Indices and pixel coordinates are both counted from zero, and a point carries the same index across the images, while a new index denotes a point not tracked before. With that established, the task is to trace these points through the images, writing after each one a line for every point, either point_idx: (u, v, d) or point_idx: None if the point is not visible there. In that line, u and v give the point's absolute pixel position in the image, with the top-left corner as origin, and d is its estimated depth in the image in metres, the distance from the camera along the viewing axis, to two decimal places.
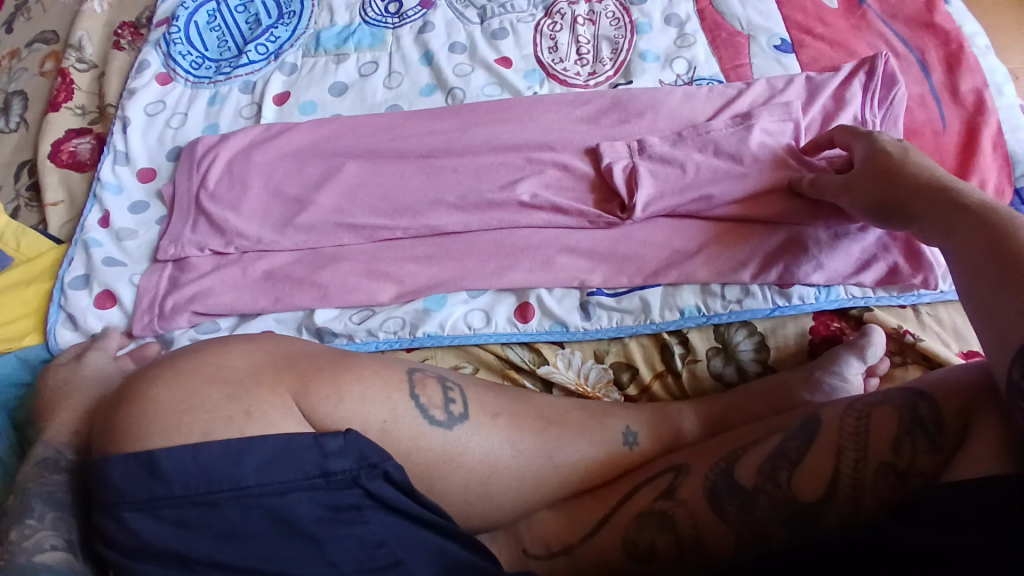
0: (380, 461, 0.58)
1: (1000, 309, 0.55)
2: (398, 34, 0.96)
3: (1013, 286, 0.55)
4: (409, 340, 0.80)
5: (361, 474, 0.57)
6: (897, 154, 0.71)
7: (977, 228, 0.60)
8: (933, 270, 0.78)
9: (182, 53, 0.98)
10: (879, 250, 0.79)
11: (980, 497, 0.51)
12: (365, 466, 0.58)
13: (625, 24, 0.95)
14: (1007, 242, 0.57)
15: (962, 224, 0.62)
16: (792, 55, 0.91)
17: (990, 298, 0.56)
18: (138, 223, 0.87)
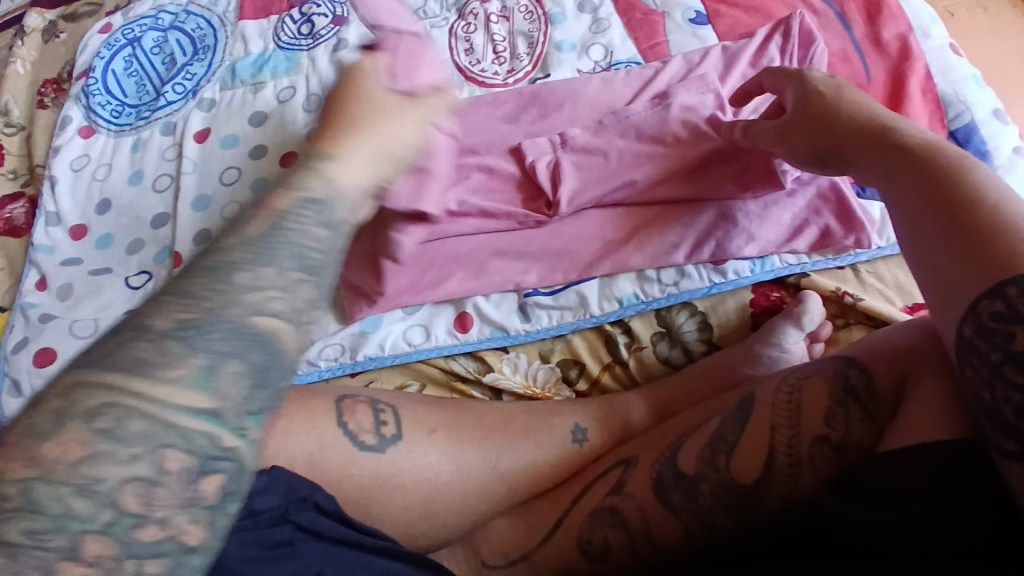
0: (308, 493, 0.59)
1: (946, 258, 0.52)
2: (313, 55, 0.95)
3: (957, 234, 0.52)
4: (351, 365, 0.79)
5: (290, 508, 0.58)
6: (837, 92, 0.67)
7: (919, 172, 0.57)
8: (865, 230, 0.77)
9: (102, 103, 0.97)
10: (810, 214, 0.78)
11: (921, 467, 0.49)
12: (294, 500, 0.58)
13: (539, 17, 0.93)
14: (949, 186, 0.54)
15: (903, 167, 0.58)
16: (708, 27, 0.90)
17: (935, 244, 0.53)
18: (72, 276, 0.87)
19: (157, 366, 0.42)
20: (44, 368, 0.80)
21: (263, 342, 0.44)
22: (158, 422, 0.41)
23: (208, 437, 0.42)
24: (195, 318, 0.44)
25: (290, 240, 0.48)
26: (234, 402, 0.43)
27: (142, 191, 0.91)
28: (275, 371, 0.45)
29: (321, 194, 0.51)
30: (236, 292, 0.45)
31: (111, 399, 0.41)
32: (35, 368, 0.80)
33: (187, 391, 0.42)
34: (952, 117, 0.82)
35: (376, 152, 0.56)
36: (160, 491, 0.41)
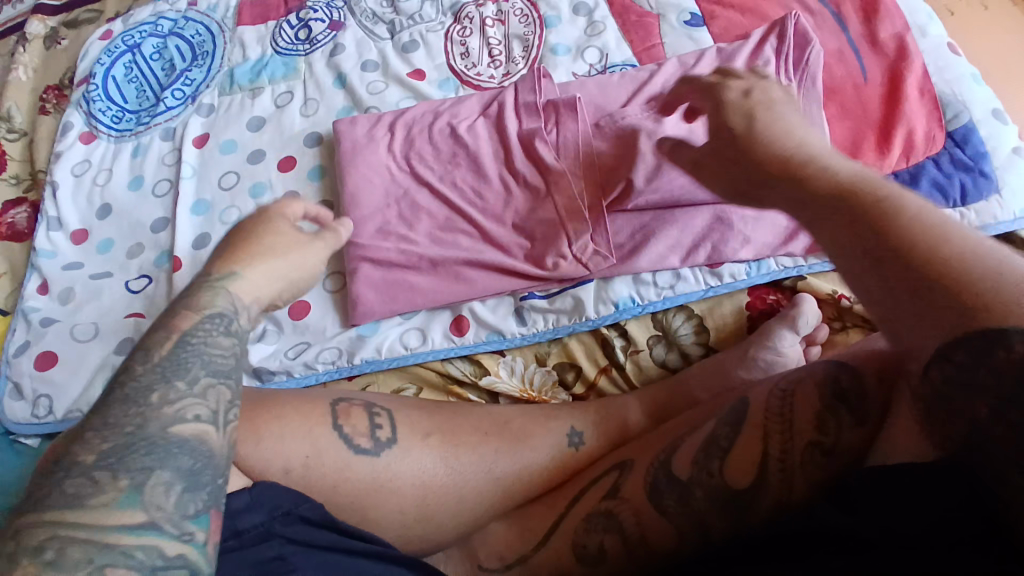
0: (293, 507, 0.58)
1: (898, 304, 0.45)
2: (310, 60, 0.96)
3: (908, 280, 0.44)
4: (348, 369, 0.80)
5: (275, 523, 0.57)
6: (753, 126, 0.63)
7: (829, 217, 0.50)
8: None
9: (103, 109, 0.98)
10: None
11: (913, 478, 0.45)
12: (278, 514, 0.57)
13: (534, 21, 0.93)
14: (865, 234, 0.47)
15: (819, 205, 0.51)
16: (704, 29, 0.89)
17: (875, 289, 0.46)
18: (72, 280, 0.87)
19: (87, 497, 0.39)
20: (46, 370, 0.81)
21: (191, 448, 0.43)
22: (97, 546, 0.38)
23: (150, 549, 0.39)
24: (113, 449, 0.41)
25: (203, 351, 0.47)
26: (167, 514, 0.41)
27: (142, 196, 0.91)
28: (207, 476, 0.43)
29: (225, 307, 0.50)
30: (152, 410, 0.43)
31: (50, 532, 0.38)
32: (37, 371, 0.81)
33: (120, 511, 0.39)
34: (950, 118, 0.80)
35: (270, 265, 0.55)
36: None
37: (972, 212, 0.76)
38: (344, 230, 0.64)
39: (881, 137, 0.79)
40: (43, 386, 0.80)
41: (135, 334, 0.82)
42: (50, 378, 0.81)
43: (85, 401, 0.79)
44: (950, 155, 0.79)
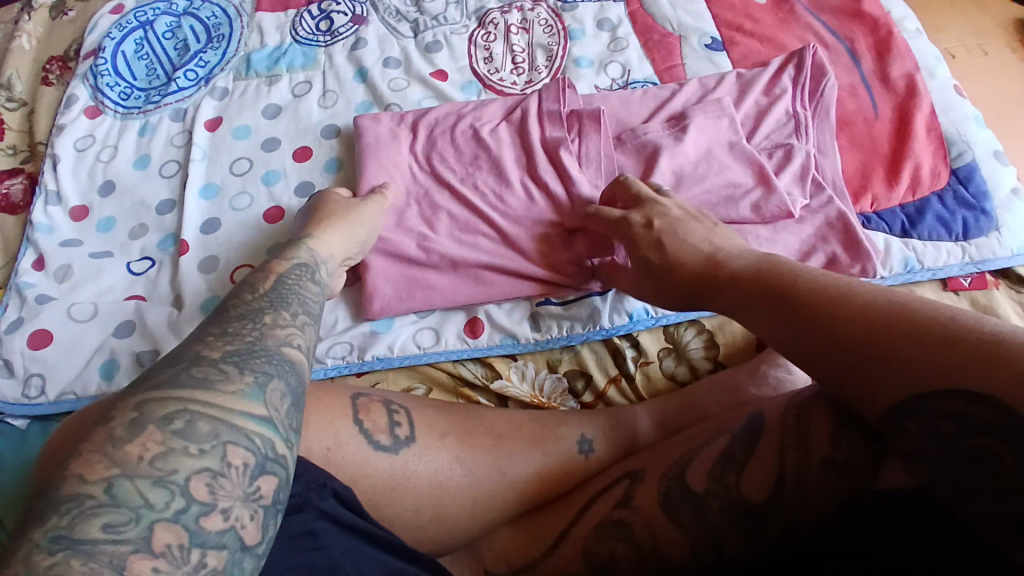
0: (326, 480, 0.60)
1: (853, 378, 0.47)
2: (331, 52, 0.95)
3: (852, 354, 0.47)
4: (358, 365, 0.78)
5: (311, 495, 0.59)
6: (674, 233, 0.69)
7: (775, 310, 0.53)
8: (871, 260, 0.77)
9: (110, 84, 0.95)
10: (818, 241, 0.79)
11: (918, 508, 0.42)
12: (314, 487, 0.59)
13: (559, 32, 0.94)
14: (839, 312, 0.48)
15: (759, 298, 0.55)
16: (724, 53, 0.92)
17: (828, 363, 0.48)
18: (71, 257, 0.84)
19: (215, 381, 0.50)
20: (39, 350, 0.78)
21: (293, 368, 0.55)
22: (224, 424, 0.48)
23: (265, 440, 0.50)
24: (239, 350, 0.53)
25: (299, 291, 0.62)
26: (280, 415, 0.52)
27: (148, 176, 0.89)
28: (304, 398, 0.54)
29: (308, 260, 0.67)
30: (265, 329, 0.56)
31: (182, 407, 0.48)
32: (29, 350, 0.78)
33: (247, 401, 0.50)
34: (954, 155, 0.84)
35: (347, 230, 0.74)
36: (225, 482, 0.47)
37: (973, 246, 0.80)
38: (387, 195, 0.80)
39: (889, 169, 0.83)
40: (35, 366, 0.77)
41: (135, 317, 0.80)
42: (43, 359, 0.78)
43: (80, 384, 0.77)
44: (954, 190, 0.83)
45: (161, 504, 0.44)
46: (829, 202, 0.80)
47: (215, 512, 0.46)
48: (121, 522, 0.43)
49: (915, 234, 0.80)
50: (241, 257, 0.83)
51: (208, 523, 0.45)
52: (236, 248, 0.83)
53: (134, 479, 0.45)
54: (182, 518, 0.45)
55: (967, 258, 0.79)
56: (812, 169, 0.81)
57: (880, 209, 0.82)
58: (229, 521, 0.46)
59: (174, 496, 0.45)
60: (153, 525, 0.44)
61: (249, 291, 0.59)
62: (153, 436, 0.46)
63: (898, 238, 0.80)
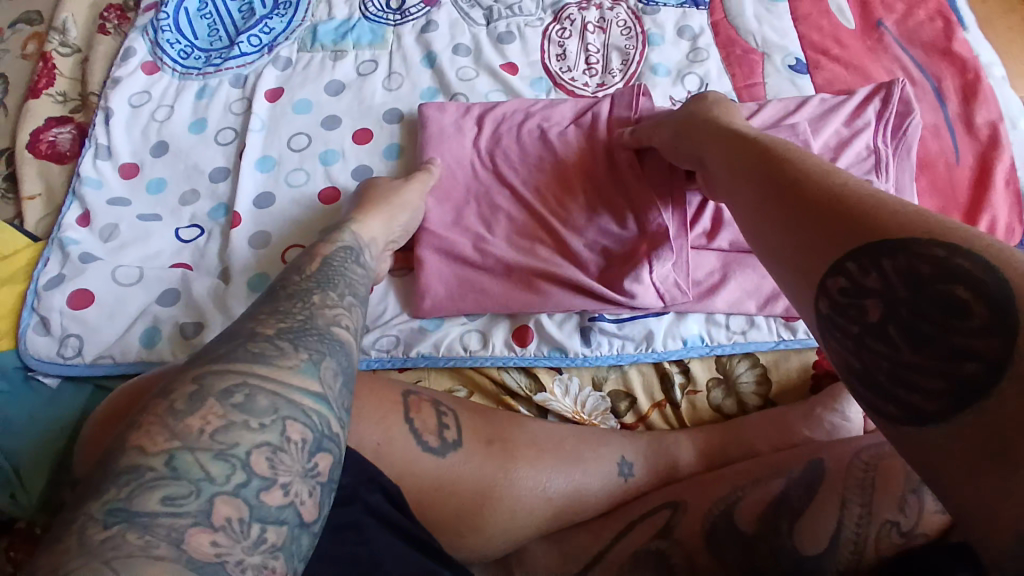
0: (375, 475, 0.60)
1: (829, 253, 0.44)
2: (399, 32, 0.92)
3: (841, 231, 0.44)
4: (402, 360, 0.77)
5: (360, 488, 0.58)
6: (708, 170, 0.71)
7: (788, 192, 0.50)
8: None
9: (170, 41, 0.92)
10: None
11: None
12: (364, 480, 0.59)
13: (637, 35, 0.91)
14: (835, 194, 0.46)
15: (778, 179, 0.52)
16: (807, 77, 0.88)
17: (813, 239, 0.46)
18: (119, 216, 0.83)
19: (272, 356, 0.47)
20: (80, 309, 0.76)
21: (344, 347, 0.51)
22: (282, 399, 0.45)
23: (322, 417, 0.46)
24: (292, 327, 0.50)
25: (346, 272, 0.59)
26: (334, 393, 0.48)
27: (204, 141, 0.86)
28: (356, 378, 0.51)
29: (352, 242, 0.64)
30: (315, 308, 0.53)
31: (241, 379, 0.45)
32: (69, 309, 0.76)
33: (303, 376, 0.47)
34: None
35: (389, 213, 0.73)
36: (285, 457, 0.44)
37: None
38: (434, 172, 0.80)
39: (967, 219, 0.80)
40: (75, 325, 0.76)
41: (181, 285, 0.78)
42: (83, 319, 0.76)
43: (120, 348, 0.75)
44: None
45: (221, 477, 0.41)
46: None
47: (275, 488, 0.43)
48: (182, 495, 0.40)
49: None
50: (292, 235, 0.80)
51: (269, 497, 0.42)
52: (288, 226, 0.81)
53: (195, 452, 0.42)
54: (242, 493, 0.42)
55: None
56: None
57: None
58: (289, 497, 0.43)
59: (235, 470, 0.42)
60: (214, 498, 0.41)
61: (298, 273, 0.56)
62: (213, 408, 0.43)
63: None
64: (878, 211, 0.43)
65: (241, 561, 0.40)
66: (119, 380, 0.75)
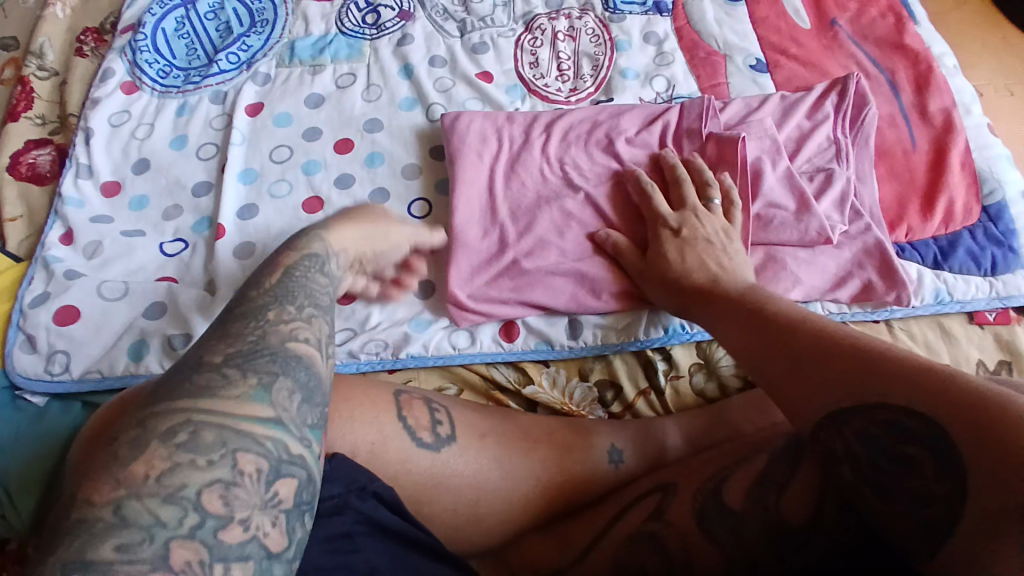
0: (367, 483, 0.59)
1: (844, 393, 0.49)
2: (376, 46, 0.95)
3: (854, 377, 0.49)
4: (391, 362, 0.78)
5: (351, 496, 0.59)
6: (699, 247, 0.74)
7: (786, 337, 0.56)
8: (906, 288, 0.78)
9: (148, 61, 0.94)
10: (854, 267, 0.80)
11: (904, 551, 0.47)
12: (355, 488, 0.59)
13: (605, 42, 0.95)
14: (846, 347, 0.51)
15: (776, 329, 0.58)
16: (768, 75, 0.93)
17: (823, 381, 0.51)
18: (101, 233, 0.83)
19: (218, 389, 0.42)
20: (66, 325, 0.76)
21: (305, 364, 0.46)
22: (231, 432, 0.40)
23: (277, 441, 0.41)
24: (242, 350, 0.44)
25: (304, 281, 0.51)
26: (292, 415, 0.43)
27: (184, 156, 0.88)
28: (320, 392, 0.46)
29: (317, 250, 0.54)
30: (270, 326, 0.46)
31: (184, 417, 0.40)
32: (55, 326, 0.76)
33: (254, 404, 0.42)
34: (986, 193, 0.85)
35: (366, 234, 0.61)
36: (240, 492, 0.39)
37: (1000, 282, 0.81)
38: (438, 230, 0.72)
39: (925, 201, 0.84)
40: (61, 342, 0.76)
41: (167, 298, 0.78)
42: (70, 335, 0.76)
43: (107, 362, 0.75)
44: (985, 227, 0.84)
45: (174, 521, 0.37)
46: (866, 229, 0.80)
47: (234, 525, 0.39)
48: (134, 543, 0.36)
49: (947, 267, 0.82)
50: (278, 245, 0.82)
51: (228, 535, 0.38)
52: (273, 236, 0.82)
53: (142, 498, 0.37)
54: (199, 534, 0.37)
55: (994, 294, 0.81)
56: (851, 196, 0.81)
57: (914, 239, 0.83)
58: (251, 531, 0.39)
59: (187, 512, 0.37)
60: (168, 544, 0.37)
61: (255, 286, 0.49)
62: (156, 451, 0.38)
63: (930, 269, 0.82)
64: (895, 360, 0.47)
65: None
66: (105, 395, 0.75)
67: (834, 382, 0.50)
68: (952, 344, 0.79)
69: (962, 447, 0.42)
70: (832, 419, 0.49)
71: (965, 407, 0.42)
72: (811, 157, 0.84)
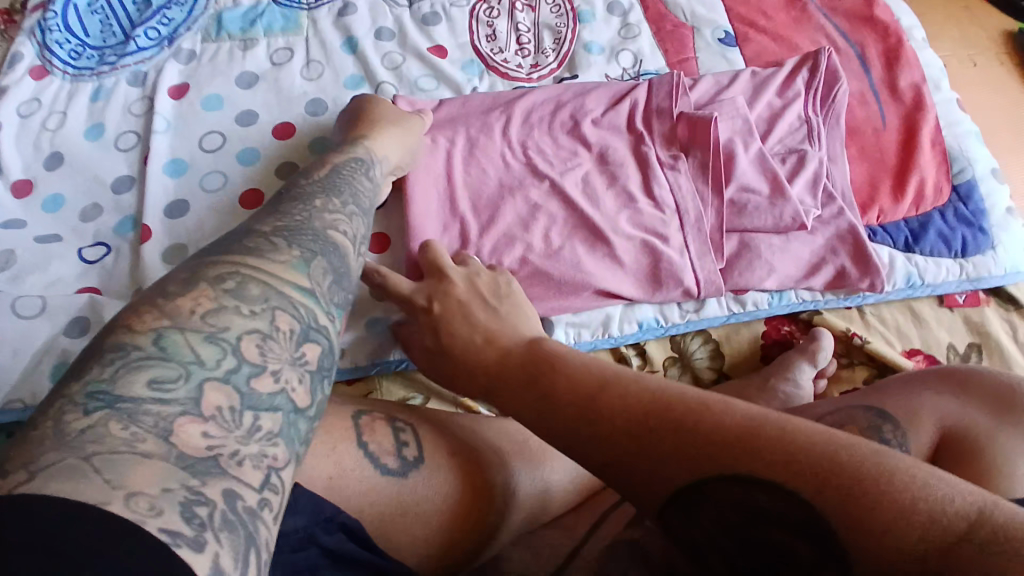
0: (334, 513, 0.54)
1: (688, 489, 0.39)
2: (315, 17, 0.85)
3: (694, 467, 0.39)
4: (350, 372, 0.72)
5: (317, 530, 0.53)
6: (473, 315, 0.59)
7: (703, 441, 0.38)
8: (880, 275, 0.77)
9: (58, 40, 0.82)
10: (827, 252, 0.78)
11: None
12: (321, 521, 0.53)
13: (567, 13, 0.88)
14: (680, 421, 0.40)
15: (678, 425, 0.39)
16: (736, 49, 0.88)
17: (660, 474, 0.40)
18: (13, 241, 0.73)
19: (266, 251, 0.45)
20: None
21: (338, 251, 0.49)
22: (273, 290, 0.42)
23: (309, 309, 0.43)
24: (288, 226, 0.48)
25: (346, 182, 0.59)
26: (322, 290, 0.45)
27: (103, 148, 0.77)
28: (349, 279, 0.48)
29: (357, 158, 0.64)
30: (315, 212, 0.52)
31: (233, 268, 0.42)
32: None
33: (293, 272, 0.44)
34: (956, 172, 0.84)
35: (393, 139, 0.70)
36: (274, 345, 0.40)
37: (971, 264, 0.81)
38: (425, 118, 0.76)
39: (896, 182, 0.82)
40: None
41: (91, 313, 0.69)
42: None
43: (27, 391, 0.65)
44: (955, 207, 0.83)
45: (212, 362, 0.37)
46: (839, 213, 0.78)
47: (265, 374, 0.39)
48: (169, 379, 0.35)
49: (918, 250, 0.80)
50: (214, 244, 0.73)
51: (258, 385, 0.38)
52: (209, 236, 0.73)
53: (184, 332, 0.37)
54: (233, 379, 0.37)
55: (964, 276, 0.80)
56: (824, 177, 0.79)
57: (886, 222, 0.81)
58: (280, 383, 0.39)
59: (226, 354, 0.37)
60: (202, 385, 0.36)
61: (304, 178, 0.57)
62: (205, 292, 0.40)
63: (901, 252, 0.80)
64: (731, 433, 0.38)
65: (237, 452, 0.35)
66: None
67: (680, 459, 0.39)
68: (923, 328, 0.79)
69: (847, 538, 0.34)
70: (677, 504, 0.39)
71: (840, 487, 0.34)
72: (784, 137, 0.81)
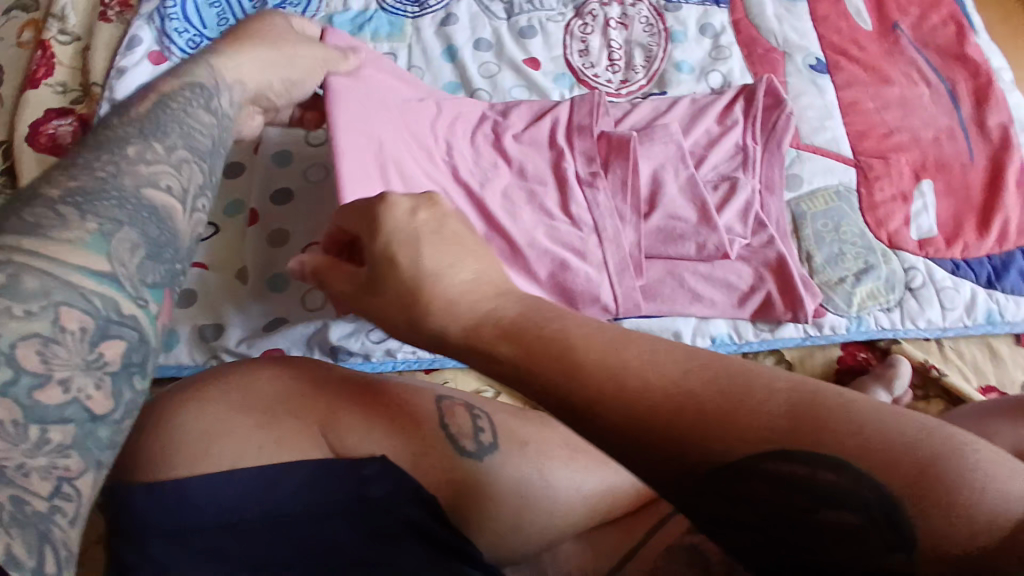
0: (418, 486, 0.55)
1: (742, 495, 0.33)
2: (418, 25, 0.90)
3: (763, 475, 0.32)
4: (428, 362, 0.75)
5: (400, 497, 0.53)
6: (445, 233, 0.42)
7: (778, 439, 0.31)
8: (805, 307, 0.75)
9: (177, 29, 0.89)
10: (755, 280, 0.77)
11: None
12: (405, 489, 0.54)
13: (659, 32, 0.91)
14: (745, 417, 0.32)
15: (740, 420, 0.32)
16: (827, 76, 0.89)
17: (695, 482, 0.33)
18: None
19: (51, 228, 0.38)
20: None
21: (155, 212, 0.44)
22: (58, 282, 0.37)
23: (107, 300, 0.38)
24: (84, 188, 0.41)
25: (178, 119, 0.50)
26: (129, 270, 0.40)
27: None
28: (170, 250, 0.44)
29: (201, 80, 0.54)
30: (126, 165, 0.44)
31: (6, 254, 0.36)
32: None
33: (87, 251, 0.39)
34: None
35: (271, 65, 0.61)
36: (59, 350, 0.36)
37: None
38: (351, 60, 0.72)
39: (981, 219, 0.82)
40: None
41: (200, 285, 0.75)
42: None
43: None
44: None
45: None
46: (769, 242, 0.78)
47: (52, 384, 0.35)
48: None
49: (999, 287, 0.80)
50: (311, 227, 0.77)
51: (44, 396, 0.35)
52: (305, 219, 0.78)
53: None
54: (11, 391, 0.34)
55: None
56: (755, 207, 0.79)
57: (969, 258, 0.80)
58: (70, 393, 0.36)
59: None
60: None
61: (119, 115, 0.48)
62: None
63: (982, 288, 0.80)
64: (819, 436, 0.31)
65: (23, 464, 0.33)
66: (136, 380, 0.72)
67: (730, 435, 0.32)
68: (997, 364, 0.78)
69: (922, 531, 0.29)
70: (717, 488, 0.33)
71: (924, 490, 0.29)
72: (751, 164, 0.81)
